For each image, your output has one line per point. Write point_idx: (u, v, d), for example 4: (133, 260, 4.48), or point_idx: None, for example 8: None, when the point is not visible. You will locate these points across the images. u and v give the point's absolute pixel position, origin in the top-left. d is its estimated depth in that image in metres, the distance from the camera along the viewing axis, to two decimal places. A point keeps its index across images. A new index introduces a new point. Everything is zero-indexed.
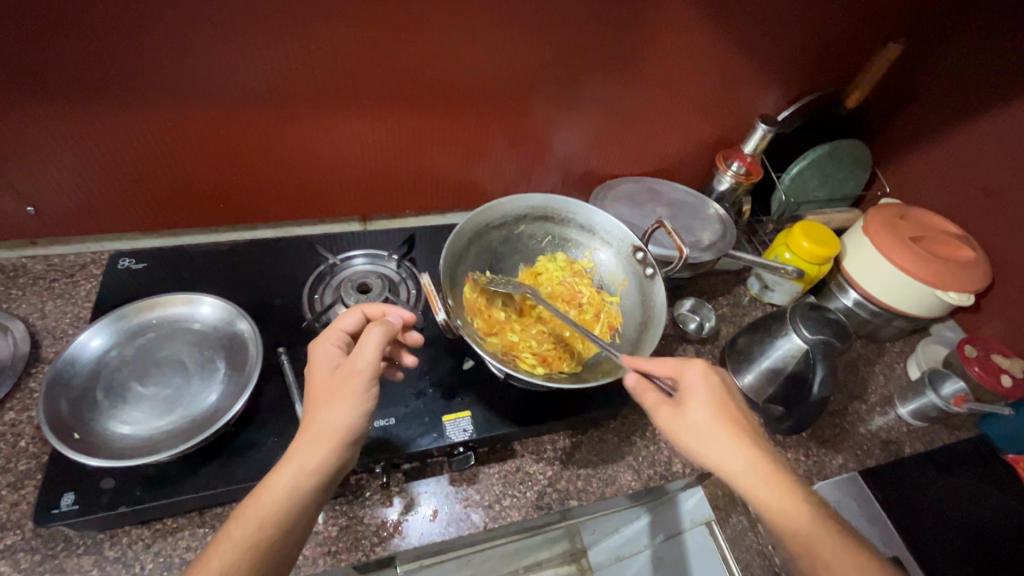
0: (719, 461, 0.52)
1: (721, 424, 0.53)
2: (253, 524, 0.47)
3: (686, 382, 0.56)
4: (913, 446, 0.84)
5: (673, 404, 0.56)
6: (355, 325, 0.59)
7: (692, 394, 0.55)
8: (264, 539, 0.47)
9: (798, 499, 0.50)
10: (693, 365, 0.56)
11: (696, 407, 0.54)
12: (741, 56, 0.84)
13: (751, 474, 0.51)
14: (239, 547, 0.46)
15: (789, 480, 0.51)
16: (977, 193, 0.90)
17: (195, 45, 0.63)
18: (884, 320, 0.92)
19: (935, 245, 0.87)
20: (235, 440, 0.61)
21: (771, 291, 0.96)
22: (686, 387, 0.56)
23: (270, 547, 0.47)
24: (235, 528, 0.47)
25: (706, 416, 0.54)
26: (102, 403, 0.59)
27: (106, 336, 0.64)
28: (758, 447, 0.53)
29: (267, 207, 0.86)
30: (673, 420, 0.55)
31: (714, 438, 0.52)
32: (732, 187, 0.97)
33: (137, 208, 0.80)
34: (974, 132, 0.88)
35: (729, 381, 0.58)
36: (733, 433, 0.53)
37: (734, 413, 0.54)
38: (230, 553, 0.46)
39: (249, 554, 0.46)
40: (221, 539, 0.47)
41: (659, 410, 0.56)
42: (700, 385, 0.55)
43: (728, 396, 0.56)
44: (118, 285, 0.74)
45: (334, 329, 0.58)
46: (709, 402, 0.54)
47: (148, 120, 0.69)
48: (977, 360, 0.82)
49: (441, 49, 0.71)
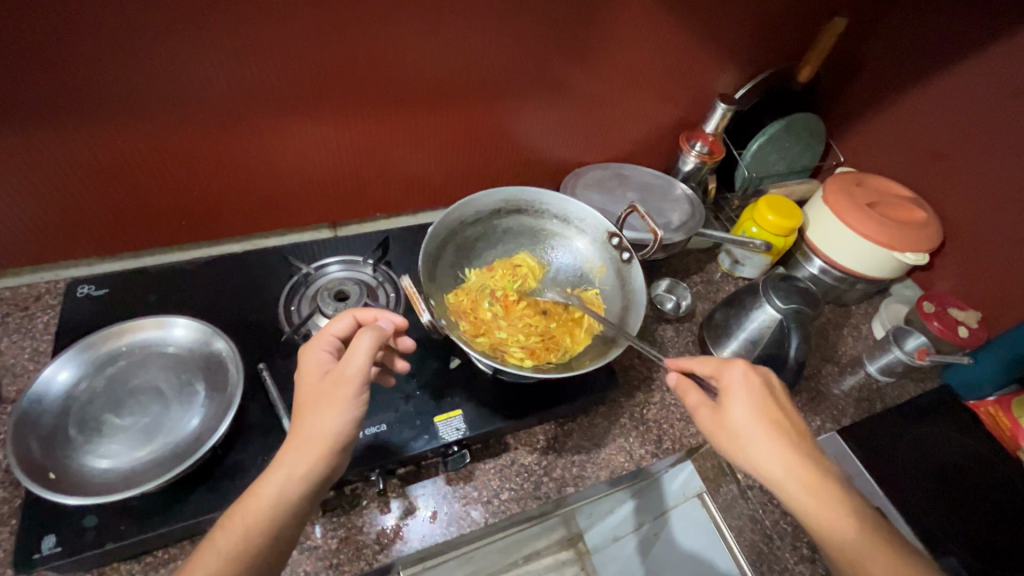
0: (761, 468, 0.53)
1: (770, 426, 0.54)
2: (240, 533, 0.46)
3: (726, 381, 0.58)
4: (883, 401, 0.88)
5: (716, 406, 0.57)
6: (345, 330, 0.58)
7: (733, 399, 0.56)
8: (250, 548, 0.46)
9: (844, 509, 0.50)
10: (733, 366, 0.57)
11: (739, 410, 0.55)
12: (696, 38, 0.86)
13: (798, 479, 0.52)
14: (224, 555, 0.45)
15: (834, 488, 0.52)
16: (923, 157, 0.94)
17: (140, 56, 0.59)
18: (848, 284, 0.96)
19: (890, 209, 0.91)
20: (223, 462, 0.59)
21: (741, 266, 0.99)
22: (726, 388, 0.57)
23: (255, 556, 0.46)
24: (220, 537, 0.46)
25: (748, 418, 0.55)
26: (76, 439, 0.56)
27: (73, 368, 0.61)
28: (805, 454, 0.53)
29: (232, 220, 0.84)
30: (717, 422, 0.57)
31: (761, 439, 0.54)
32: (697, 167, 0.99)
33: (92, 233, 0.76)
34: (918, 99, 0.92)
35: (777, 383, 0.58)
36: (776, 436, 0.54)
37: (780, 420, 0.55)
38: (216, 564, 0.45)
39: (234, 562, 0.45)
40: (205, 547, 0.46)
41: (699, 413, 0.58)
42: (741, 387, 0.56)
43: (773, 398, 0.57)
44: (79, 314, 0.70)
45: (324, 334, 0.57)
46: (753, 405, 0.55)
47: (95, 140, 0.66)
48: (936, 316, 0.86)
49: (401, 47, 0.70)
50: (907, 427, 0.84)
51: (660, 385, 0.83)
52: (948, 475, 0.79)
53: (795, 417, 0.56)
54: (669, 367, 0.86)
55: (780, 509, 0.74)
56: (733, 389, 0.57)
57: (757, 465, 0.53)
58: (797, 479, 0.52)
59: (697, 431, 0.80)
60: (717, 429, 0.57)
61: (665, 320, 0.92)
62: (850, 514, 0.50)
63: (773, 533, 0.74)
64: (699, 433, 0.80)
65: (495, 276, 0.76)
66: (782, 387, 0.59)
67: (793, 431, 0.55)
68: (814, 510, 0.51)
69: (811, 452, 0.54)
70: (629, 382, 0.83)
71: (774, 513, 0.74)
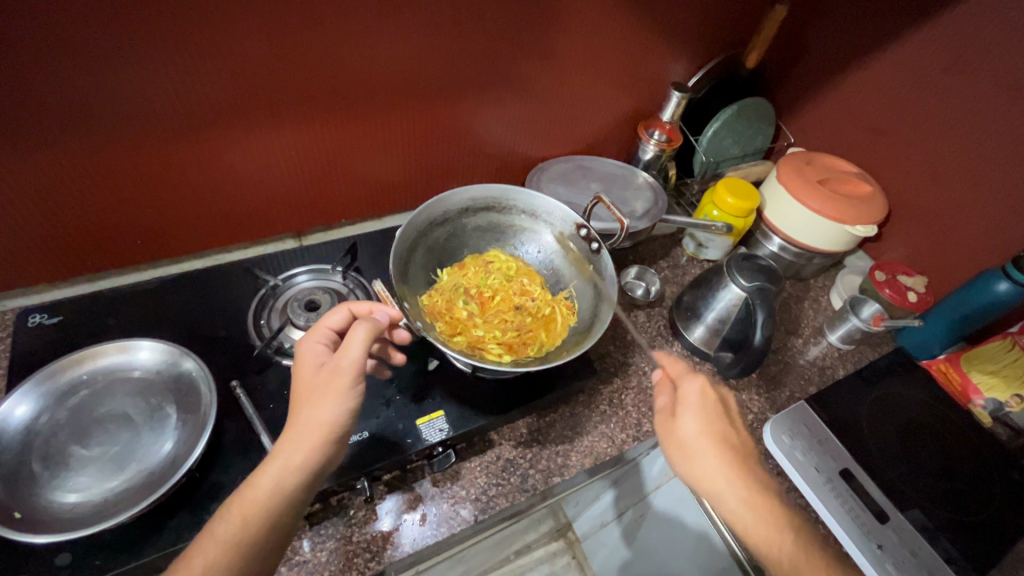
0: (702, 477, 0.53)
1: (717, 438, 0.55)
2: (237, 522, 0.46)
3: (684, 391, 0.59)
4: (844, 367, 0.93)
5: (671, 413, 0.59)
6: (341, 323, 0.58)
7: (684, 407, 0.58)
8: (248, 537, 0.45)
9: (784, 526, 0.50)
10: (690, 378, 0.59)
11: (689, 417, 0.57)
12: (648, 30, 0.88)
13: (738, 493, 0.51)
14: (222, 545, 0.45)
15: (776, 507, 0.51)
16: (866, 134, 0.99)
17: (77, 70, 0.56)
18: (806, 259, 1.01)
19: (839, 185, 0.96)
20: (202, 485, 0.57)
21: (705, 249, 1.02)
22: (682, 399, 0.58)
23: (253, 545, 0.45)
24: (218, 526, 0.46)
25: (697, 428, 0.56)
26: (41, 474, 0.54)
27: (32, 402, 0.58)
28: (750, 470, 0.54)
29: (191, 236, 0.81)
30: (668, 428, 0.58)
31: (705, 446, 0.54)
32: (656, 156, 1.01)
33: (40, 259, 0.72)
34: (858, 80, 0.97)
35: (731, 403, 0.60)
36: (721, 449, 0.54)
37: (730, 435, 0.56)
38: (213, 554, 0.44)
39: (232, 551, 0.45)
40: (204, 537, 0.45)
41: (659, 416, 0.59)
42: (693, 395, 0.58)
43: (725, 416, 0.58)
44: (32, 345, 0.67)
45: (321, 326, 0.57)
46: (703, 419, 0.56)
47: (35, 161, 0.62)
48: (887, 283, 0.92)
49: (355, 51, 0.69)
50: (870, 389, 0.89)
51: (636, 370, 0.85)
52: (909, 432, 0.84)
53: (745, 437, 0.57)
54: (643, 352, 0.88)
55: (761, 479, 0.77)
56: (687, 396, 0.58)
57: (701, 474, 0.53)
58: (733, 486, 0.52)
59: None
60: (669, 431, 0.57)
61: (636, 306, 0.94)
62: (784, 527, 0.50)
63: None
64: None
65: (468, 275, 0.77)
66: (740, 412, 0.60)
67: (742, 449, 0.56)
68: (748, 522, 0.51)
69: (754, 468, 0.54)
70: (606, 369, 0.85)
71: None
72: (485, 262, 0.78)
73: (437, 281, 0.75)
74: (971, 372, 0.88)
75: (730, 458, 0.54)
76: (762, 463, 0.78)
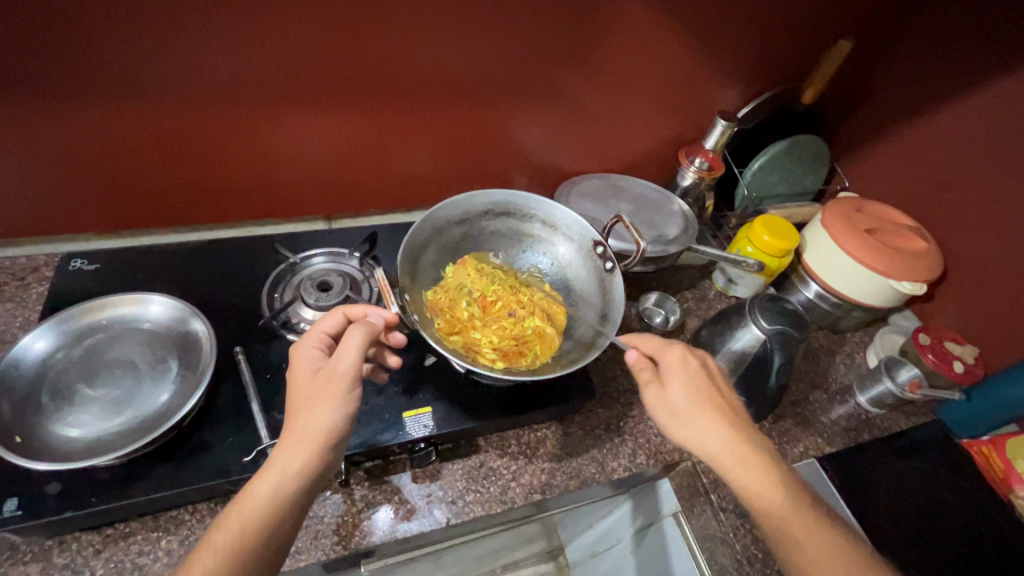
0: (700, 443, 0.55)
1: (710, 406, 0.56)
2: (237, 532, 0.47)
3: (668, 364, 0.59)
4: (871, 432, 0.86)
5: (660, 385, 0.59)
6: (337, 327, 0.59)
7: (671, 377, 0.58)
8: (247, 545, 0.47)
9: (776, 482, 0.53)
10: (673, 348, 0.60)
11: (677, 388, 0.57)
12: (698, 53, 0.86)
13: (739, 459, 0.53)
14: (221, 554, 0.46)
15: (767, 462, 0.53)
16: (927, 186, 0.92)
17: (137, 37, 0.61)
18: (844, 311, 0.94)
19: (889, 237, 0.89)
20: (189, 441, 0.60)
21: (735, 285, 0.98)
22: (665, 370, 0.59)
23: (251, 553, 0.46)
24: (218, 537, 0.47)
25: (684, 396, 0.56)
26: (47, 405, 0.58)
27: (51, 338, 0.62)
28: (738, 428, 0.55)
29: (227, 206, 0.85)
30: (660, 400, 0.58)
31: (695, 411, 0.56)
32: (695, 183, 0.98)
33: (91, 209, 0.78)
34: (925, 127, 0.91)
35: (713, 367, 0.61)
36: (709, 412, 0.56)
37: (713, 396, 0.57)
38: (213, 562, 0.45)
39: (232, 559, 0.46)
40: (204, 546, 0.47)
41: (647, 389, 0.59)
42: (678, 365, 0.59)
43: (707, 378, 0.59)
44: (70, 286, 0.72)
45: (315, 332, 0.58)
46: (690, 386, 0.57)
47: (97, 117, 0.68)
48: (931, 348, 0.85)
49: (397, 46, 0.71)
50: (894, 460, 0.82)
51: (640, 399, 0.82)
52: (933, 513, 0.76)
53: (730, 396, 0.59)
54: None
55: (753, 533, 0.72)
56: (671, 368, 0.59)
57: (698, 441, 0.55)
58: (730, 449, 0.54)
59: (673, 447, 0.78)
60: (661, 403, 0.58)
61: (653, 334, 0.91)
62: (774, 482, 0.52)
63: (744, 560, 0.70)
64: (675, 450, 0.78)
65: (476, 277, 0.76)
66: (721, 372, 0.61)
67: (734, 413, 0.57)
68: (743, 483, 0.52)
69: (744, 427, 0.56)
70: (608, 394, 0.82)
71: (746, 538, 0.71)
72: (486, 267, 0.78)
73: (444, 278, 0.75)
74: (1017, 460, 0.79)
75: (718, 420, 0.55)
76: None
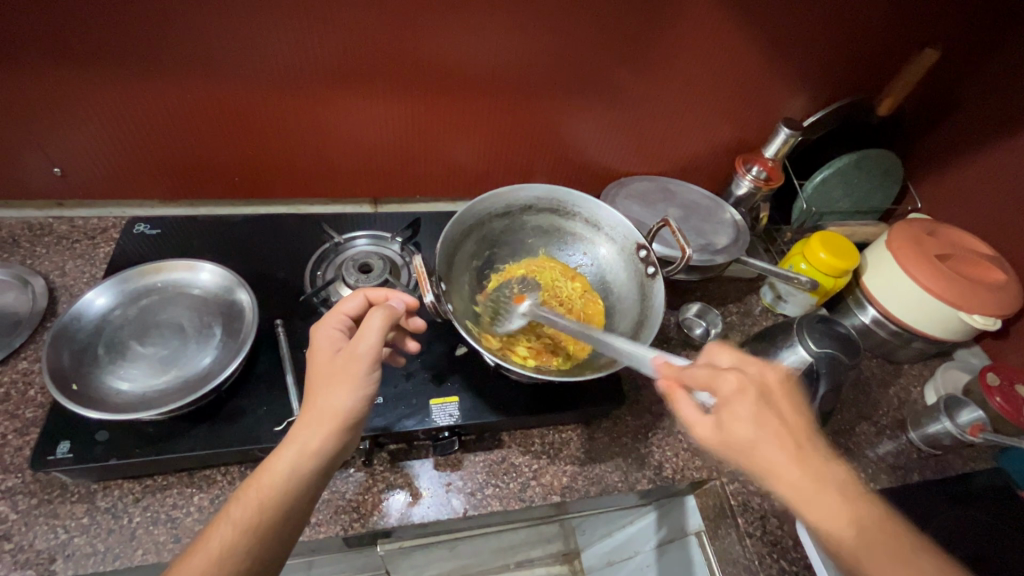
0: (779, 481, 0.45)
1: (779, 437, 0.46)
2: (254, 506, 0.48)
3: (720, 394, 0.48)
4: (921, 473, 0.80)
5: (713, 419, 0.48)
6: (357, 309, 0.60)
7: (732, 406, 0.47)
8: (266, 520, 0.48)
9: (857, 508, 0.44)
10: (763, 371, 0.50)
11: (743, 419, 0.46)
12: (766, 57, 0.81)
13: (819, 494, 0.44)
14: (239, 527, 0.47)
15: (844, 488, 0.45)
16: (1011, 214, 0.85)
17: (209, 16, 0.64)
18: (903, 340, 0.88)
19: (963, 265, 0.83)
20: (226, 405, 0.63)
21: (784, 302, 0.93)
22: (722, 399, 0.47)
23: (270, 527, 0.48)
24: (235, 509, 0.48)
25: (756, 432, 0.46)
26: (102, 358, 0.62)
27: (111, 296, 0.66)
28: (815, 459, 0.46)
29: (280, 184, 0.88)
30: (717, 436, 0.47)
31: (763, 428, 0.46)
32: (750, 192, 0.94)
33: (157, 177, 0.83)
34: (1014, 149, 0.83)
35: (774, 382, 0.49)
36: (786, 444, 0.46)
37: (783, 413, 0.47)
38: (230, 533, 0.47)
39: (249, 534, 0.47)
40: (221, 520, 0.47)
41: (699, 428, 0.48)
42: (737, 388, 0.47)
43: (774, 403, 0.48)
44: (133, 248, 0.77)
45: (336, 312, 0.59)
46: (754, 416, 0.46)
47: (168, 90, 0.71)
48: (999, 391, 0.77)
49: (454, 36, 0.71)
50: (944, 505, 0.76)
51: (671, 411, 0.80)
52: None
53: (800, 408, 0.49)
54: None
55: (780, 564, 0.68)
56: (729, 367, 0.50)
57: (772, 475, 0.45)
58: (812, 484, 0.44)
59: (702, 464, 0.76)
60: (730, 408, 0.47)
61: (691, 346, 0.88)
62: (856, 508, 0.44)
63: None
64: (703, 467, 0.75)
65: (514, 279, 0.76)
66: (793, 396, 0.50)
67: (802, 433, 0.47)
68: (818, 510, 0.44)
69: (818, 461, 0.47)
70: (638, 402, 0.80)
71: (771, 568, 0.67)
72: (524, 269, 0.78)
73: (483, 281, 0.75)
74: None
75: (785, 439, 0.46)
76: (789, 550, 0.69)
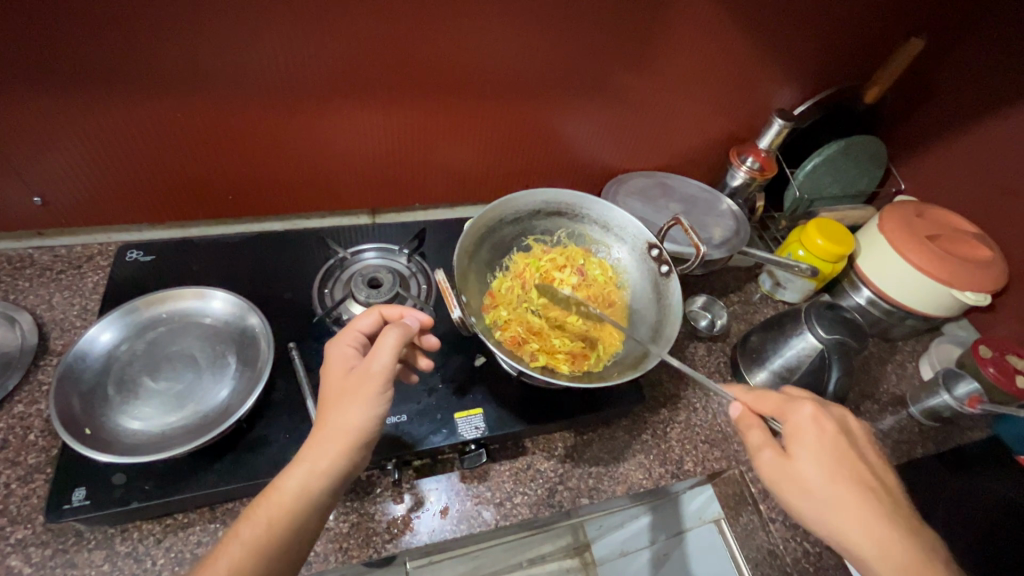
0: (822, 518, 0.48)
1: (843, 484, 0.48)
2: (263, 525, 0.46)
3: (794, 425, 0.52)
4: (924, 447, 0.83)
5: (780, 450, 0.51)
6: (371, 327, 0.59)
7: (802, 440, 0.51)
8: (272, 539, 0.46)
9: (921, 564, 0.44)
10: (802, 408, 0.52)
11: (808, 459, 0.50)
12: (757, 50, 0.83)
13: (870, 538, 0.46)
14: (247, 547, 0.45)
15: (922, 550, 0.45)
16: (993, 192, 0.89)
17: (197, 32, 0.61)
18: (897, 319, 0.92)
19: (951, 244, 0.86)
20: (247, 435, 0.61)
21: (783, 289, 0.95)
22: (793, 431, 0.52)
23: (277, 548, 0.46)
24: (244, 529, 0.46)
25: (824, 476, 0.49)
26: (113, 398, 0.59)
27: (116, 330, 0.64)
28: (888, 508, 0.47)
29: (275, 200, 0.86)
30: (780, 469, 0.50)
31: (842, 475, 0.48)
32: (745, 183, 0.96)
33: (145, 201, 0.79)
34: (993, 129, 0.87)
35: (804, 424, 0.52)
36: (857, 494, 0.48)
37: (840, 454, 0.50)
38: (237, 554, 0.45)
39: (258, 552, 0.45)
40: (229, 538, 0.46)
41: (762, 454, 0.52)
42: (813, 437, 0.51)
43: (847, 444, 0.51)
44: (127, 277, 0.74)
45: (350, 329, 0.58)
46: (829, 458, 0.49)
47: (155, 110, 0.68)
48: (991, 361, 0.80)
49: (452, 41, 0.70)
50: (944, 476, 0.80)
51: (687, 405, 0.81)
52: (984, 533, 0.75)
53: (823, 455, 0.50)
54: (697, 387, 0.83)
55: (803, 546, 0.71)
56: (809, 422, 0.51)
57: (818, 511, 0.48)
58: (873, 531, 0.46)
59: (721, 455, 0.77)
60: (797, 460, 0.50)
61: (698, 338, 0.89)
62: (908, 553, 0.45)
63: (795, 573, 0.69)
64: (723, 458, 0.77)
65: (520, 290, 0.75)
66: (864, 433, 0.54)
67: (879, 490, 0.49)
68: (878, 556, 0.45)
69: (889, 502, 0.48)
70: (655, 398, 0.81)
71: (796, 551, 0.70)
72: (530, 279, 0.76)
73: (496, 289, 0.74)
74: None
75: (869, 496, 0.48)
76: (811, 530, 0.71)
